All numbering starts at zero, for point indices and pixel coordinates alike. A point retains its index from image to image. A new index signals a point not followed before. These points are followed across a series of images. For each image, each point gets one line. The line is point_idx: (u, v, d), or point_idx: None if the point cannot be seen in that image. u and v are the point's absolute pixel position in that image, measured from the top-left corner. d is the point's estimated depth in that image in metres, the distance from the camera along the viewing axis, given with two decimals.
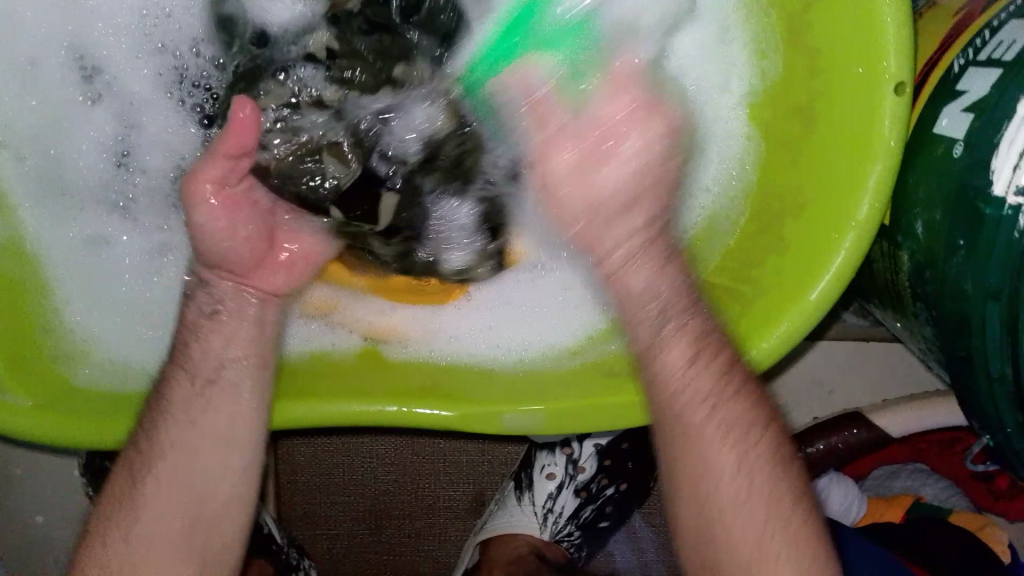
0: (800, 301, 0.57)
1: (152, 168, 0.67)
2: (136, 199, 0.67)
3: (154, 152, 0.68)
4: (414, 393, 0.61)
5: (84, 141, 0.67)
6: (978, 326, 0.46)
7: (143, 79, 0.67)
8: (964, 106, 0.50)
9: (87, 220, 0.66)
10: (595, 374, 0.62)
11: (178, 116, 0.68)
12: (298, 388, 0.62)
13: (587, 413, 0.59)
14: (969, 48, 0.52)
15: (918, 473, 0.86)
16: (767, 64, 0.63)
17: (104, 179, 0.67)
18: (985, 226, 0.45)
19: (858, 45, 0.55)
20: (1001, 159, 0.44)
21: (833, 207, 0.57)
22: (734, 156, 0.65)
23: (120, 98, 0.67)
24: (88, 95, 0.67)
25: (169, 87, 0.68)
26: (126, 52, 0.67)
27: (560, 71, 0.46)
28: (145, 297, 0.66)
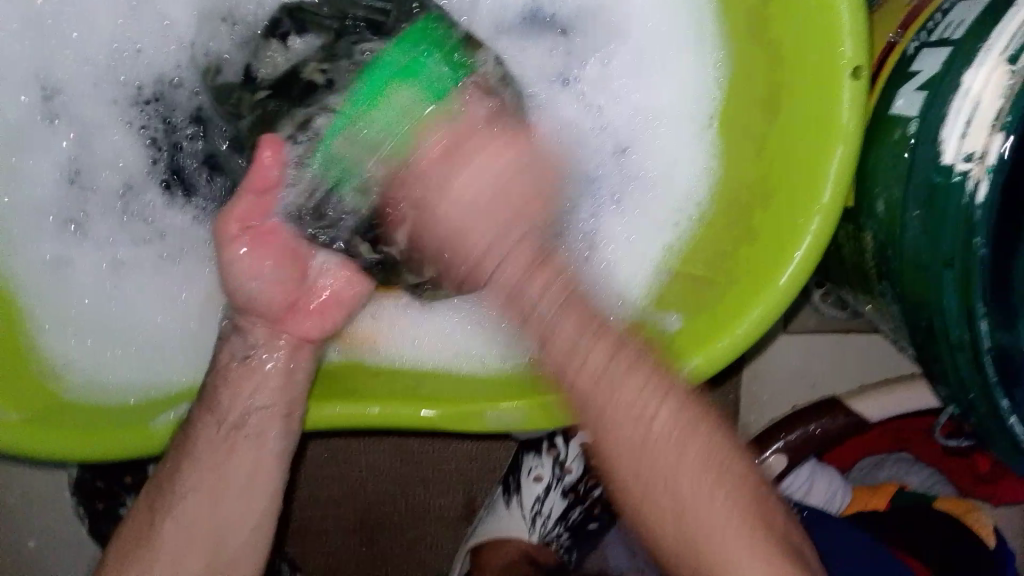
0: (771, 284, 0.58)
1: (105, 186, 0.68)
2: (89, 216, 0.68)
3: (102, 171, 0.68)
4: (405, 396, 0.61)
5: (45, 159, 0.68)
6: (935, 291, 0.48)
7: (99, 102, 0.69)
8: (918, 86, 0.52)
9: (46, 241, 0.67)
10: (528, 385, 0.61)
11: (124, 134, 0.69)
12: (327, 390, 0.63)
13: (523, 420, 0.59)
14: (921, 33, 0.54)
15: (901, 462, 0.87)
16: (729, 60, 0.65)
17: (57, 197, 0.68)
18: (937, 194, 0.47)
19: (812, 34, 0.56)
20: (948, 130, 0.46)
21: (796, 193, 0.58)
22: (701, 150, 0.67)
23: (75, 122, 0.68)
24: (45, 116, 0.68)
25: (124, 109, 0.69)
26: (85, 75, 0.68)
27: (422, 100, 0.50)
28: (108, 313, 0.66)
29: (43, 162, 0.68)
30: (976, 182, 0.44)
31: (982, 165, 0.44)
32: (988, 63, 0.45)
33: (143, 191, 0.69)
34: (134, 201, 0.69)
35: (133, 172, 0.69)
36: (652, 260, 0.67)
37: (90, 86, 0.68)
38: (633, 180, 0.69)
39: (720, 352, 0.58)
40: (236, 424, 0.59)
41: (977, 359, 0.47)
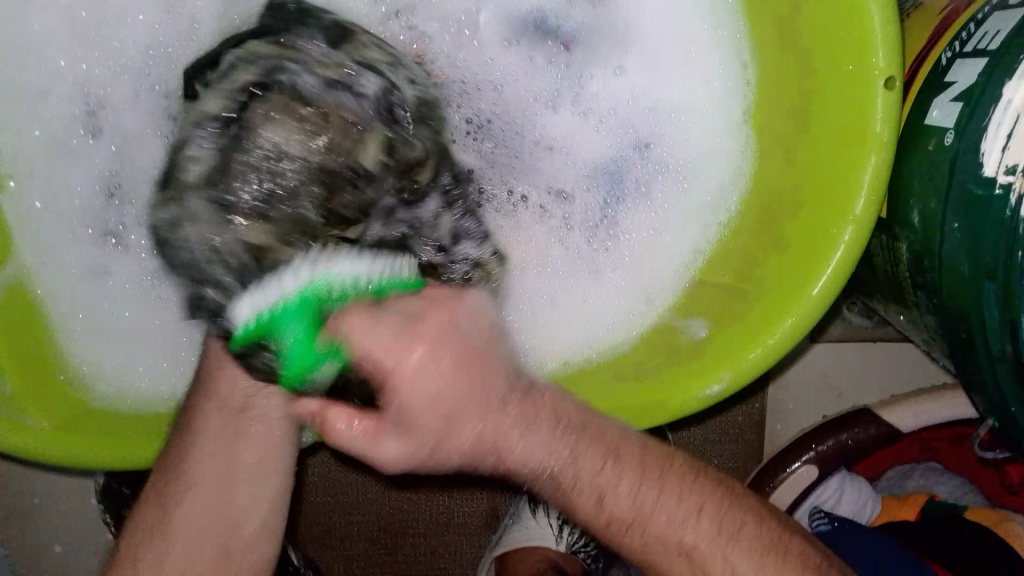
0: (804, 295, 0.57)
1: (139, 197, 0.67)
2: (125, 225, 0.67)
3: (140, 181, 0.67)
4: None
5: (79, 171, 0.67)
6: (976, 307, 0.47)
7: (136, 111, 0.67)
8: (954, 97, 0.51)
9: (87, 249, 0.67)
10: (694, 356, 0.59)
11: (158, 141, 0.67)
12: None
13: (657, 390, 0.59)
14: (955, 42, 0.54)
15: (930, 471, 0.84)
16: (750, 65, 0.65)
17: (95, 211, 0.67)
18: (979, 206, 0.46)
19: (847, 45, 0.56)
20: (989, 143, 0.45)
21: (831, 202, 0.57)
22: (725, 159, 0.66)
23: (116, 134, 0.67)
24: (87, 130, 0.67)
25: (161, 118, 0.67)
26: (125, 88, 0.67)
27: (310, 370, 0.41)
28: (159, 317, 0.66)
29: (82, 173, 0.67)
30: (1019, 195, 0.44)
31: None
32: None
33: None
34: None
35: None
36: (679, 267, 0.67)
37: (129, 95, 0.67)
38: (643, 181, 0.69)
39: (752, 363, 0.57)
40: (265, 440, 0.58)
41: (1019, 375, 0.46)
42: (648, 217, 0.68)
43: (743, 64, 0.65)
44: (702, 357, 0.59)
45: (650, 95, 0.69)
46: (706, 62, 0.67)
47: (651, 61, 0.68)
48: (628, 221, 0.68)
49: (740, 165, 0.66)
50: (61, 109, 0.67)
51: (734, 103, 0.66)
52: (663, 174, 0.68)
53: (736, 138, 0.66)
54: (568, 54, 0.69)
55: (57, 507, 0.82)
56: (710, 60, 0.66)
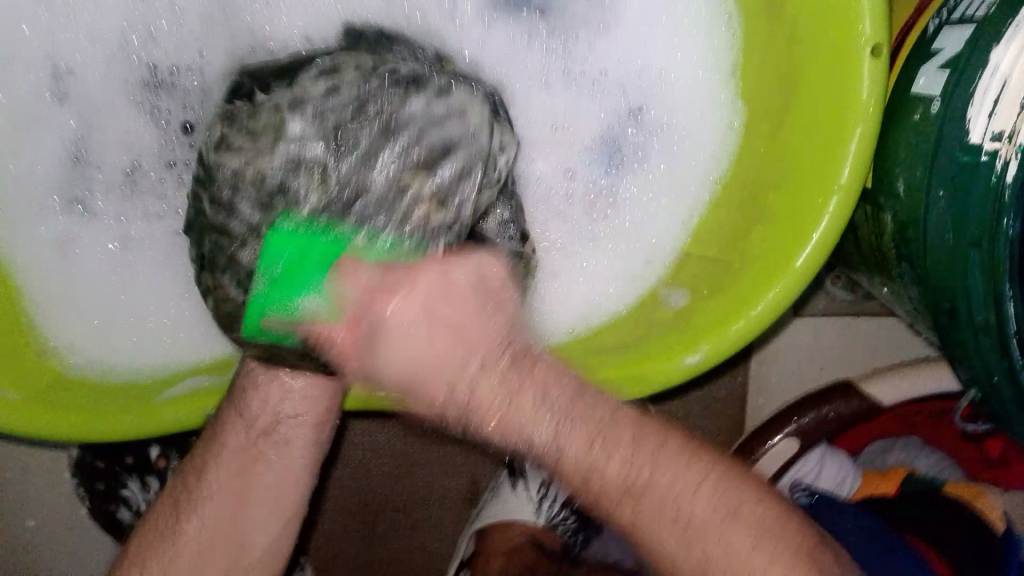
0: (786, 267, 0.57)
1: (108, 164, 0.66)
2: (94, 195, 0.66)
3: (111, 150, 0.66)
4: None
5: (45, 137, 0.66)
6: (960, 275, 0.47)
7: (106, 82, 0.66)
8: (941, 65, 0.51)
9: (53, 218, 0.65)
10: (703, 315, 0.59)
11: (133, 108, 0.66)
12: None
13: (741, 299, 0.58)
14: (943, 9, 0.53)
15: (911, 446, 0.86)
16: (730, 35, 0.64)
17: (62, 177, 0.66)
18: (964, 175, 0.45)
19: (833, 12, 0.55)
20: (975, 110, 0.44)
21: (817, 174, 0.57)
22: (708, 127, 0.66)
23: (83, 101, 0.66)
24: (54, 94, 0.65)
25: (134, 88, 0.66)
26: (96, 55, 0.66)
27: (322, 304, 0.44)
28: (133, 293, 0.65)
29: (48, 143, 0.66)
30: (1005, 162, 0.43)
31: (1011, 144, 0.43)
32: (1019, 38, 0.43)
33: (149, 168, 0.66)
34: (142, 180, 0.66)
35: (139, 149, 0.66)
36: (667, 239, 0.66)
37: (101, 65, 0.66)
38: (653, 138, 0.68)
39: (734, 335, 0.57)
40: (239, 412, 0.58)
41: (1002, 343, 0.46)
42: (642, 182, 0.68)
43: (724, 31, 0.65)
44: (696, 322, 0.59)
45: (643, 56, 0.67)
46: (691, 26, 0.65)
47: (637, 28, 0.67)
48: (624, 188, 0.68)
49: (721, 134, 0.65)
50: (25, 74, 0.65)
51: (716, 70, 0.65)
52: (652, 144, 0.68)
53: (721, 103, 0.65)
54: (546, 24, 0.68)
55: (28, 485, 0.81)
56: (699, 24, 0.65)
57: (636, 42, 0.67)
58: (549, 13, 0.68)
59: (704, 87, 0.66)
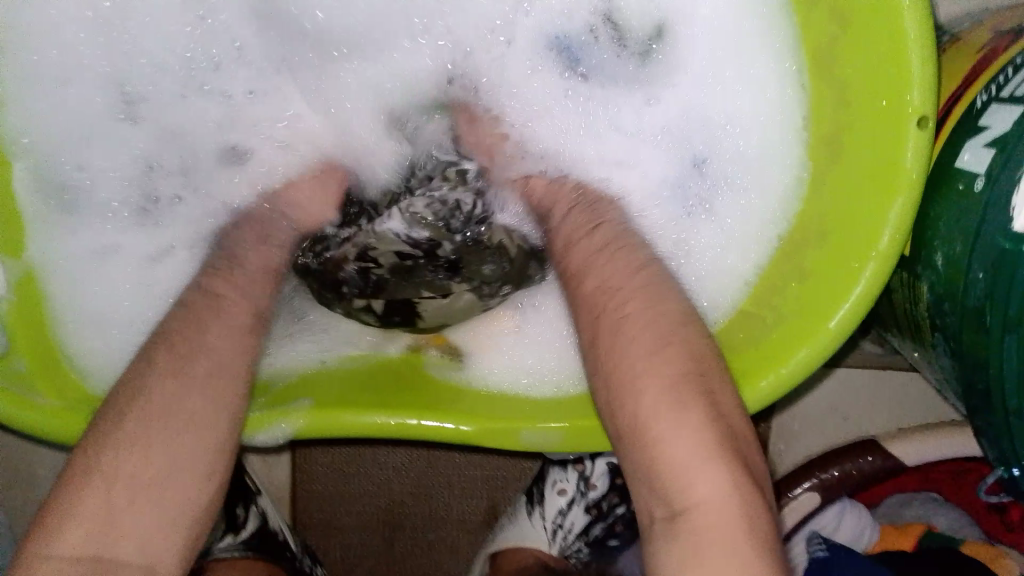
0: (821, 326, 0.58)
1: (163, 190, 0.73)
2: (155, 212, 0.72)
3: (170, 176, 0.73)
4: (439, 408, 0.62)
5: (114, 161, 0.72)
6: (997, 355, 0.47)
7: (174, 110, 0.73)
8: (988, 142, 0.51)
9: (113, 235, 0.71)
10: (770, 347, 0.60)
11: (203, 137, 0.73)
12: (341, 400, 0.63)
13: (794, 338, 0.59)
14: (991, 85, 0.54)
15: (930, 502, 0.85)
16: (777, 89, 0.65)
17: (124, 198, 0.72)
18: (1006, 258, 0.45)
19: (884, 80, 0.55)
20: (1022, 197, 0.45)
21: (856, 237, 0.58)
22: (755, 173, 0.67)
23: (150, 127, 0.73)
24: (128, 118, 0.73)
25: (201, 116, 0.74)
26: (167, 86, 0.73)
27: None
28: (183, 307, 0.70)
29: (112, 164, 0.72)
30: None
31: None
32: None
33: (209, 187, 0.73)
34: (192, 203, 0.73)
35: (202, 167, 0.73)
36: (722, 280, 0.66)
37: (170, 96, 0.73)
38: (710, 185, 0.69)
39: (770, 386, 0.58)
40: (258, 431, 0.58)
41: None
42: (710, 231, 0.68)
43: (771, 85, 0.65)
44: (763, 357, 0.60)
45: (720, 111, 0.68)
46: (741, 74, 0.67)
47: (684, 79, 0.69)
48: (696, 236, 0.68)
49: (765, 184, 0.66)
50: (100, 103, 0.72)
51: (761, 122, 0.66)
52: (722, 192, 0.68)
53: (767, 155, 0.66)
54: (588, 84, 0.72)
55: None
56: (753, 74, 0.66)
57: (685, 88, 0.70)
58: (593, 66, 0.72)
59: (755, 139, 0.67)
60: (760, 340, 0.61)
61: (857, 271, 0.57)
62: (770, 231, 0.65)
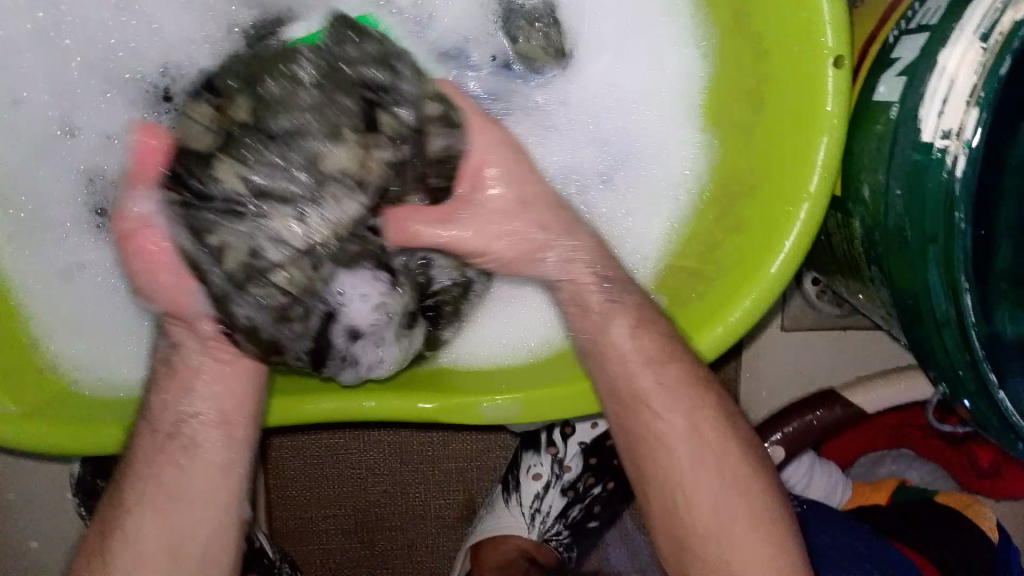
0: (762, 273, 0.59)
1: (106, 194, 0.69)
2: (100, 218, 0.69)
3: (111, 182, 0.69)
4: (397, 387, 0.63)
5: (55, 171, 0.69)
6: (920, 270, 0.48)
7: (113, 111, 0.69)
8: (899, 72, 0.53)
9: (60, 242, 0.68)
10: (707, 300, 0.61)
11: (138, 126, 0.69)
12: (300, 387, 0.63)
13: (731, 289, 0.60)
14: (902, 20, 0.56)
15: (902, 458, 0.87)
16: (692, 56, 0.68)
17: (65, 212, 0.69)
18: (919, 172, 0.46)
19: (795, 30, 0.57)
20: (927, 109, 0.46)
21: (787, 182, 0.59)
22: (675, 143, 0.69)
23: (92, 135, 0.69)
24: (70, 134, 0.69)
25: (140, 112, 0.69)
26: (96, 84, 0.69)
27: None
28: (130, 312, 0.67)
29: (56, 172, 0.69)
30: (954, 157, 0.44)
31: (959, 140, 0.44)
32: (961, 41, 0.44)
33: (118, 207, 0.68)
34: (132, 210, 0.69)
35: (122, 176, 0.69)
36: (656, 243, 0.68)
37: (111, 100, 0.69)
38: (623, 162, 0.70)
39: (714, 339, 0.60)
40: (175, 428, 0.55)
41: (964, 334, 0.47)
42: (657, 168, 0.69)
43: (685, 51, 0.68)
44: (700, 309, 0.61)
45: (619, 88, 0.70)
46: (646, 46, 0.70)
47: (604, 46, 0.71)
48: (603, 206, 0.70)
49: (690, 148, 0.68)
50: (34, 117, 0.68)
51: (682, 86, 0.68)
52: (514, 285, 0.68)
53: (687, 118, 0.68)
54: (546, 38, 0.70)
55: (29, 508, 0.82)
56: (662, 48, 0.69)
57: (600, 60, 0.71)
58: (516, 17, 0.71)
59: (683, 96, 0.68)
60: (699, 297, 0.62)
61: (788, 217, 0.58)
62: (702, 186, 0.67)
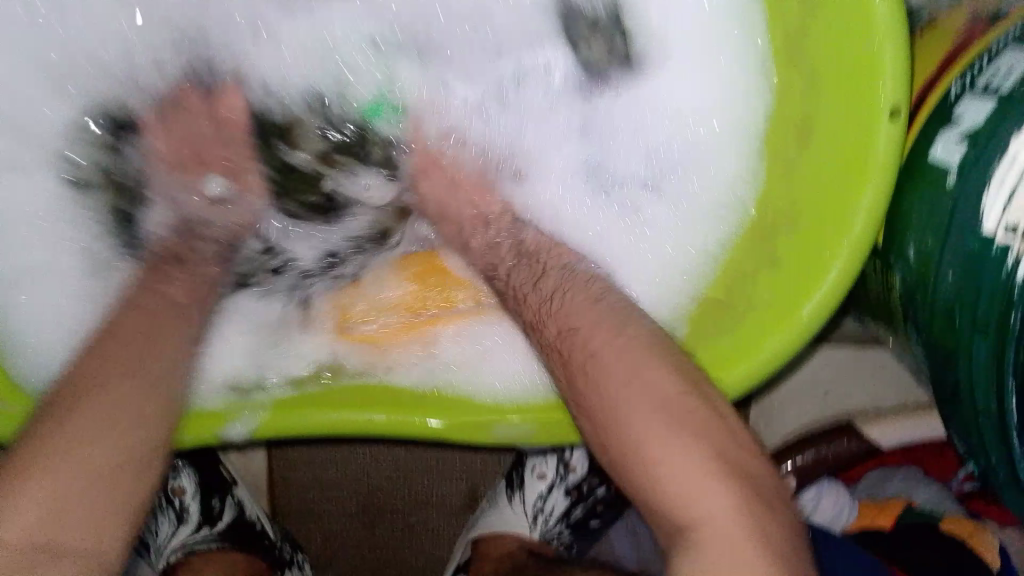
0: (794, 317, 0.57)
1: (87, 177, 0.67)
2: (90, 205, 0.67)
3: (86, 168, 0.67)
4: (408, 405, 0.61)
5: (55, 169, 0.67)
6: (965, 356, 0.46)
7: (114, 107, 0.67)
8: (960, 136, 0.48)
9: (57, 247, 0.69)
10: (745, 339, 0.59)
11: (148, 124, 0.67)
12: (308, 399, 0.62)
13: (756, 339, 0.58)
14: (966, 73, 0.51)
15: (911, 477, 0.85)
16: (754, 81, 0.63)
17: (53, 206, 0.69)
18: (975, 261, 0.44)
19: (852, 67, 0.53)
20: (993, 195, 0.43)
21: (828, 225, 0.56)
22: (726, 163, 0.65)
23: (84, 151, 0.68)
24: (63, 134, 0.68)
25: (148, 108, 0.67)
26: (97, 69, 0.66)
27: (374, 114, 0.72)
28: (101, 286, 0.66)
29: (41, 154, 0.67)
30: (1017, 257, 0.41)
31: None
32: None
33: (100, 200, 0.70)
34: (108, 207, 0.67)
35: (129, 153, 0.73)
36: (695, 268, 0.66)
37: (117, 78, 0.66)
38: (670, 172, 0.69)
39: (735, 383, 0.58)
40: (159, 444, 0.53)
41: (1002, 429, 0.45)
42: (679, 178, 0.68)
43: (745, 73, 0.64)
44: (731, 352, 0.59)
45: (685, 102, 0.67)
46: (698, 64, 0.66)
47: (675, 61, 0.67)
48: (647, 216, 0.69)
49: (742, 163, 0.65)
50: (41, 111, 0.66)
51: (739, 107, 0.64)
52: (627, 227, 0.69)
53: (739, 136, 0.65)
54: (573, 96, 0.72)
55: None
56: (731, 69, 0.64)
57: (668, 77, 0.68)
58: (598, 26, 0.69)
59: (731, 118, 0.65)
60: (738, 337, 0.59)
61: (824, 263, 0.56)
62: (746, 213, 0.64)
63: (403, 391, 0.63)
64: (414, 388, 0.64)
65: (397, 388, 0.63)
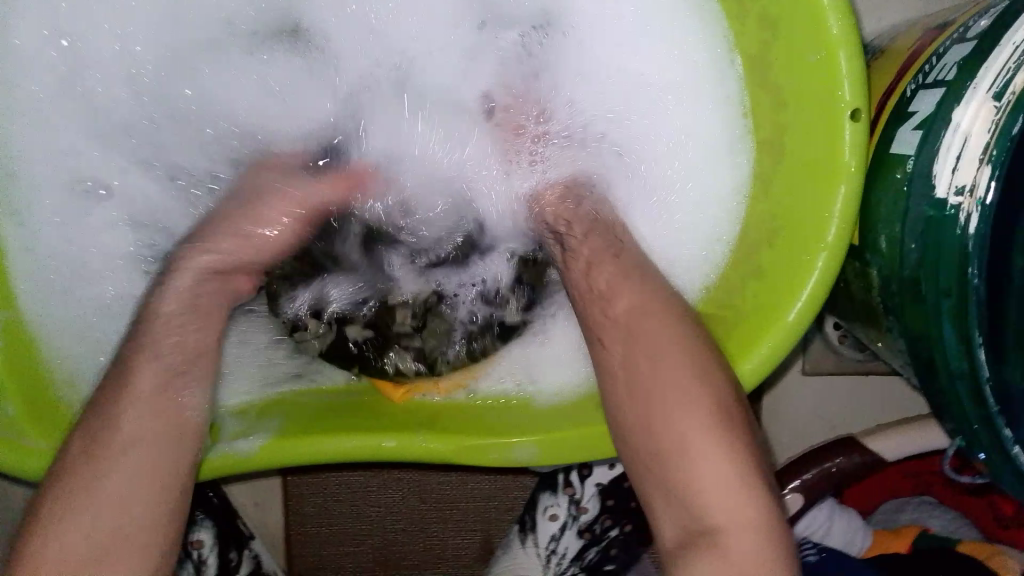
0: (780, 320, 0.59)
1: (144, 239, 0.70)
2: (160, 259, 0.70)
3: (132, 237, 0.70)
4: (416, 427, 0.63)
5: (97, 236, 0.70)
6: (934, 324, 0.48)
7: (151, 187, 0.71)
8: (915, 126, 0.53)
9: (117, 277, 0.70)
10: (755, 319, 0.61)
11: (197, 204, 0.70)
12: (316, 425, 0.64)
13: (758, 321, 0.60)
14: (919, 75, 0.56)
15: (924, 506, 0.85)
16: (718, 34, 0.67)
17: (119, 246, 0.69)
18: (934, 227, 0.47)
19: (813, 81, 0.58)
20: (941, 165, 0.46)
21: (806, 230, 0.59)
22: (694, 99, 0.69)
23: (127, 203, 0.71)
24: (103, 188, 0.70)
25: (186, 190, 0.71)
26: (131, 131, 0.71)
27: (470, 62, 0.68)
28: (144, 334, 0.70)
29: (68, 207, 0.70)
30: (968, 214, 0.45)
31: (972, 198, 0.45)
32: (974, 100, 0.45)
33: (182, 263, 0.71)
34: None
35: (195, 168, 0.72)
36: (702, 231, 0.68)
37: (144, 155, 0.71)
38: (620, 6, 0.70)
39: (753, 366, 0.59)
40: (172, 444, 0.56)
41: (976, 388, 0.47)
42: (656, 196, 0.70)
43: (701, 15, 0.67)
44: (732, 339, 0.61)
45: None
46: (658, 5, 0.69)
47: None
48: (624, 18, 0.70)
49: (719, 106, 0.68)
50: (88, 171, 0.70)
51: (691, 37, 0.68)
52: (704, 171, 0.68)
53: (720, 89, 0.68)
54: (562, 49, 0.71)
55: None
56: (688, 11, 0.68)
57: None
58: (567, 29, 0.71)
59: (710, 142, 0.68)
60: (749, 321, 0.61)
61: (808, 263, 0.59)
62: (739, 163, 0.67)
63: (413, 418, 0.65)
64: (422, 415, 0.65)
65: (406, 415, 0.65)
